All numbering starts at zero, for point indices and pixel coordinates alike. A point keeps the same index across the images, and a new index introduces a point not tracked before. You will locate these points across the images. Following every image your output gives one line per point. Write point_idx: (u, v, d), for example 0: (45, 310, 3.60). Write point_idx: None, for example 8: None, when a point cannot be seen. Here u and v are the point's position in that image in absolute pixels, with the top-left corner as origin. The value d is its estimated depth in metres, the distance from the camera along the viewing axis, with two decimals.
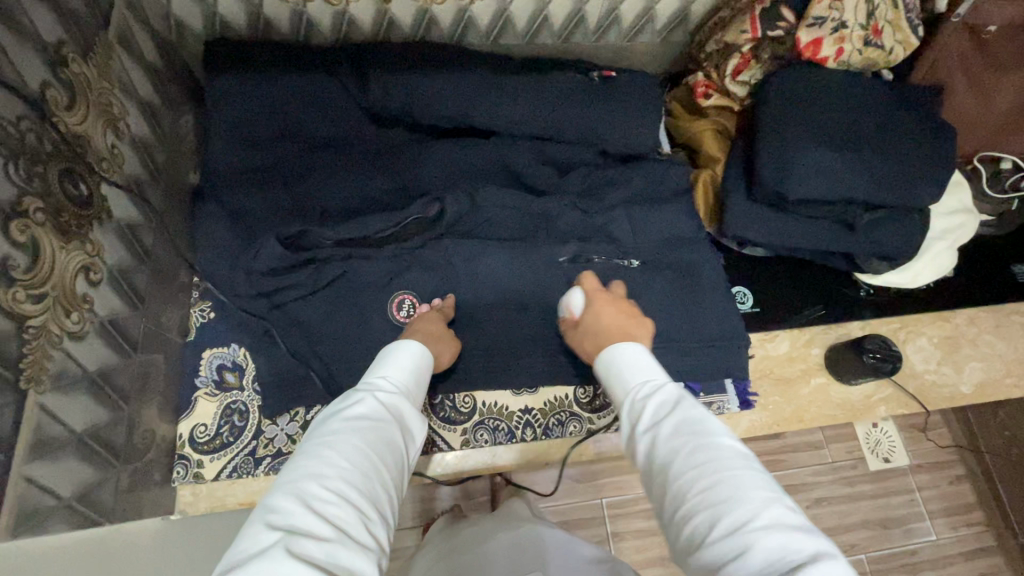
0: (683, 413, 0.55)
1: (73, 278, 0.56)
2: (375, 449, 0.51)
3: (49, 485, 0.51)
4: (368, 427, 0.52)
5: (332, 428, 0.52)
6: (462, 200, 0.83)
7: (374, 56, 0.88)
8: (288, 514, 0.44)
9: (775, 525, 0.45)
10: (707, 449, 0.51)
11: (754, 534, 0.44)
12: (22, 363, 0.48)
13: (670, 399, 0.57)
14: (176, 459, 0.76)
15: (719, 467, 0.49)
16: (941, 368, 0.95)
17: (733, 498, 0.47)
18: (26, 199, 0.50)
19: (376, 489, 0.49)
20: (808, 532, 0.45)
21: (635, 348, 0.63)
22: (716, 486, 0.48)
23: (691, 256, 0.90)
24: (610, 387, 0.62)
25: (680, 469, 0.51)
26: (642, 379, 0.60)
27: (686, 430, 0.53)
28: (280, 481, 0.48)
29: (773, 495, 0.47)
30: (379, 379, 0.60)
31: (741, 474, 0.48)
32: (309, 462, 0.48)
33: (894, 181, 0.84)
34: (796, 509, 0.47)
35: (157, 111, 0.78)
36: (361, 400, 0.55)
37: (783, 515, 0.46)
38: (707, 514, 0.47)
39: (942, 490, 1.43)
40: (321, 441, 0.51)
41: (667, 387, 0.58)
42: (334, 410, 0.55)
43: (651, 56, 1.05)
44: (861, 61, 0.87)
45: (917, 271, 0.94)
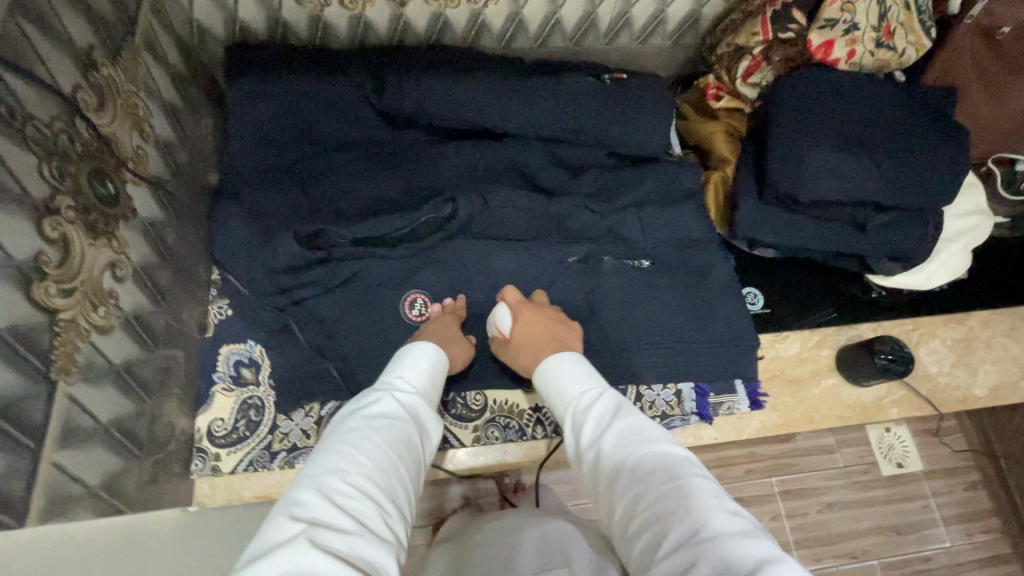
0: (620, 424, 0.56)
1: (101, 274, 0.58)
2: (393, 447, 0.54)
3: (77, 473, 0.53)
4: (385, 427, 0.55)
5: (351, 426, 0.55)
6: (475, 200, 0.84)
7: (390, 60, 0.89)
8: (310, 506, 0.45)
9: (718, 535, 0.45)
10: (648, 461, 0.52)
11: (696, 547, 0.44)
12: (53, 355, 0.50)
13: (607, 409, 0.59)
14: (194, 452, 0.77)
15: (658, 480, 0.50)
16: (954, 371, 0.94)
17: (675, 512, 0.47)
18: (58, 198, 0.52)
19: (394, 487, 0.51)
20: (749, 537, 0.45)
21: (571, 356, 0.67)
22: (660, 500, 0.49)
23: (701, 256, 0.91)
24: (554, 399, 0.65)
25: (623, 484, 0.52)
26: (580, 391, 0.62)
27: (625, 443, 0.54)
28: (299, 477, 0.49)
29: (718, 502, 0.48)
30: (395, 381, 0.63)
31: (679, 484, 0.49)
32: (329, 457, 0.50)
33: (905, 182, 0.84)
34: (742, 514, 0.48)
35: (179, 113, 0.80)
36: (379, 401, 0.58)
37: (728, 523, 0.46)
38: (655, 528, 0.47)
39: (957, 496, 1.41)
40: (341, 439, 0.53)
41: (606, 396, 0.60)
42: (352, 411, 0.57)
43: (662, 58, 1.05)
44: (873, 63, 0.87)
45: (930, 272, 0.94)
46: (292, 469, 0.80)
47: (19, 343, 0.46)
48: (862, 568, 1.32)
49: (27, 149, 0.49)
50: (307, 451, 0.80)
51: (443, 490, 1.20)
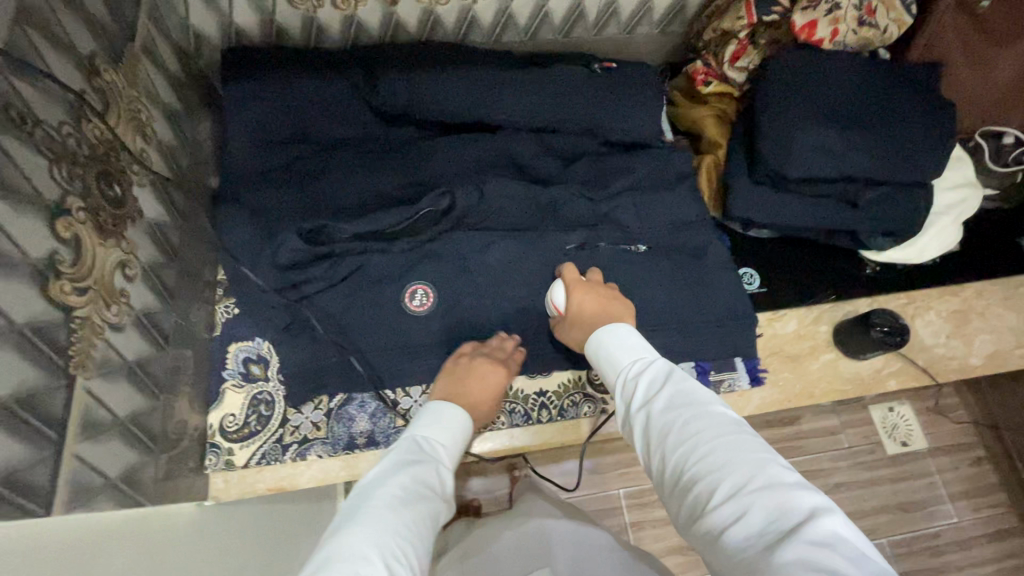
0: (674, 385, 0.57)
1: (111, 274, 0.60)
2: (430, 522, 0.56)
3: (97, 465, 0.55)
4: (429, 498, 0.57)
5: (403, 482, 0.57)
6: (472, 191, 0.86)
7: (383, 58, 0.92)
8: (374, 568, 0.46)
9: (772, 485, 0.46)
10: (701, 418, 0.53)
11: (751, 496, 0.46)
12: (70, 350, 0.52)
13: (661, 374, 0.60)
14: (207, 447, 0.79)
15: (710, 435, 0.51)
16: (950, 341, 0.95)
17: (727, 464, 0.49)
18: (68, 199, 0.54)
19: (423, 562, 0.53)
20: (803, 487, 0.46)
21: (625, 327, 0.69)
22: (712, 453, 0.50)
23: (696, 239, 0.92)
24: (607, 368, 0.66)
25: (673, 443, 0.53)
26: (634, 359, 0.64)
27: (679, 402, 0.55)
28: (354, 527, 0.50)
29: (770, 456, 0.49)
30: (438, 448, 0.65)
31: (733, 439, 0.51)
32: (386, 516, 0.52)
33: (893, 156, 0.85)
34: (794, 468, 0.48)
35: (179, 117, 0.82)
36: (428, 468, 0.60)
37: (782, 474, 0.47)
38: (706, 480, 0.49)
39: (962, 471, 1.42)
40: (395, 496, 0.55)
41: (656, 364, 0.61)
42: (404, 465, 0.59)
43: (650, 47, 1.07)
44: (857, 41, 0.89)
45: (923, 245, 0.95)
46: (303, 461, 0.82)
47: (38, 339, 0.48)
48: None
49: (38, 151, 0.51)
50: (317, 444, 0.82)
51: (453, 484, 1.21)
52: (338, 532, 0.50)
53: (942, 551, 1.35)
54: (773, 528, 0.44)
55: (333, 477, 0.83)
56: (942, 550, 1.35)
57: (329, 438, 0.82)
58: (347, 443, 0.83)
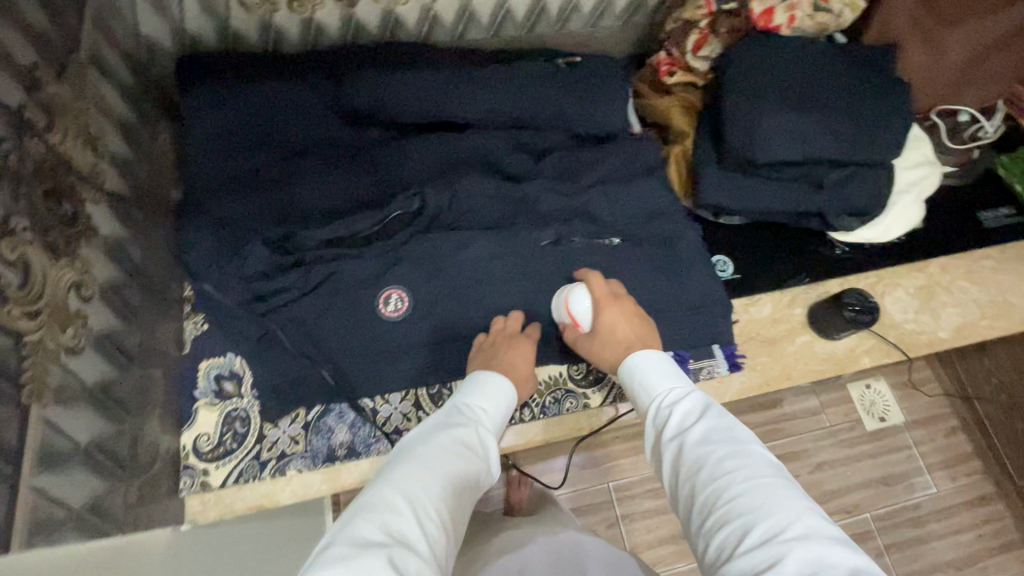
0: (710, 420, 0.58)
1: (66, 295, 0.57)
2: (467, 480, 0.56)
3: (60, 496, 0.52)
4: (467, 457, 0.58)
5: (440, 443, 0.57)
6: (442, 192, 0.85)
7: (346, 60, 0.90)
8: (401, 521, 0.47)
9: (812, 537, 0.46)
10: (737, 458, 0.53)
11: (784, 543, 0.45)
12: (22, 378, 0.49)
13: (697, 408, 0.61)
14: (181, 470, 0.77)
15: (745, 476, 0.51)
16: (920, 317, 0.98)
17: (762, 507, 0.48)
18: (13, 219, 0.51)
19: (456, 517, 0.53)
20: (844, 545, 0.45)
21: (660, 354, 0.69)
22: (747, 495, 0.50)
23: (669, 229, 0.93)
24: (638, 392, 0.67)
25: (706, 478, 0.53)
26: (669, 387, 0.65)
27: (715, 440, 0.56)
28: (387, 481, 0.51)
29: (809, 507, 0.49)
30: (479, 413, 0.65)
31: (770, 483, 0.50)
32: (417, 472, 0.53)
33: (855, 138, 0.87)
34: (834, 524, 0.48)
35: (134, 130, 0.79)
36: (468, 429, 0.61)
37: (821, 528, 0.47)
38: (738, 520, 0.49)
39: (938, 442, 1.46)
40: (430, 454, 0.55)
41: (694, 394, 0.62)
42: (442, 429, 0.60)
43: (614, 40, 1.08)
44: (813, 27, 0.91)
45: (888, 225, 0.98)
46: (283, 477, 0.80)
47: None
48: (855, 522, 1.37)
49: None
50: (297, 458, 0.80)
51: None
52: (372, 486, 0.51)
53: (924, 522, 1.39)
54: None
55: (314, 491, 0.80)
56: (923, 520, 1.39)
57: (309, 451, 0.80)
58: (327, 456, 0.81)
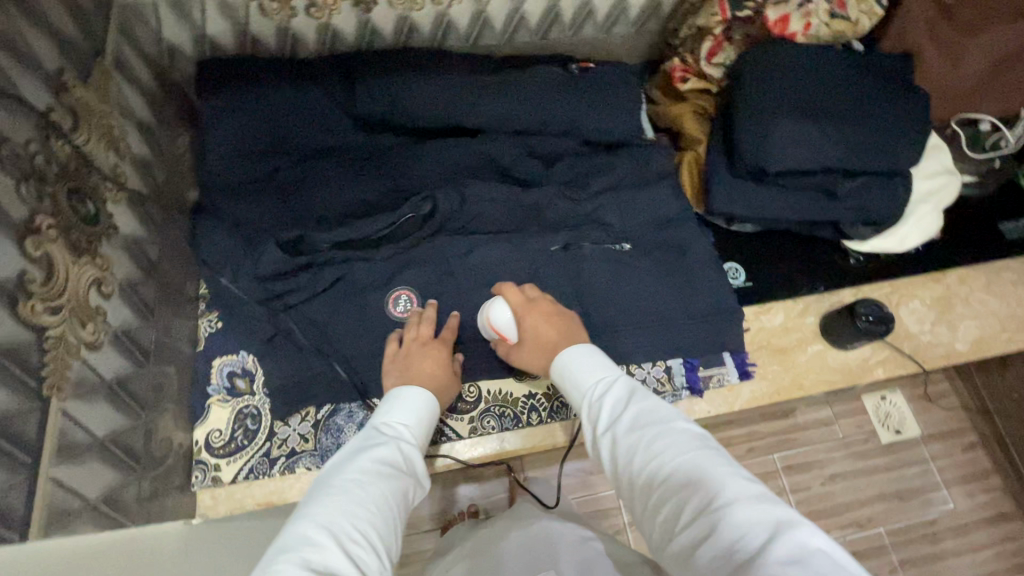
0: (637, 406, 0.57)
1: (86, 292, 0.59)
2: (394, 500, 0.56)
3: (76, 487, 0.54)
4: (391, 476, 0.58)
5: (357, 467, 0.57)
6: (453, 195, 0.86)
7: (362, 64, 0.91)
8: (321, 552, 0.46)
9: (738, 501, 0.46)
10: (665, 437, 0.53)
11: (715, 515, 0.45)
12: (44, 371, 0.51)
13: (623, 395, 0.60)
14: (194, 464, 0.78)
15: (674, 454, 0.51)
16: (936, 328, 0.96)
17: (692, 483, 0.48)
18: (38, 217, 0.53)
19: (389, 539, 0.53)
20: (766, 501, 0.46)
21: (588, 348, 0.68)
22: (677, 473, 0.50)
23: (680, 236, 0.92)
24: (570, 389, 0.66)
25: (637, 465, 0.53)
26: (596, 378, 0.63)
27: (641, 424, 0.55)
28: (307, 514, 0.51)
29: (735, 471, 0.49)
30: (401, 427, 0.66)
31: (695, 456, 0.50)
32: (336, 500, 0.52)
33: (871, 147, 0.86)
34: (759, 481, 0.48)
35: (155, 132, 0.81)
36: (386, 445, 0.61)
37: (747, 489, 0.47)
38: (672, 503, 0.49)
39: (954, 457, 1.43)
40: (348, 480, 0.55)
41: (619, 383, 0.61)
42: (359, 451, 0.59)
43: (627, 47, 1.08)
44: (829, 34, 0.90)
45: (904, 235, 0.96)
46: (292, 474, 0.80)
47: (8, 361, 0.47)
48: (868, 536, 1.34)
49: (4, 170, 0.50)
50: (306, 456, 0.80)
51: (448, 492, 1.21)
52: (291, 523, 0.51)
53: (939, 538, 1.36)
54: (741, 546, 0.43)
55: None
56: (939, 537, 1.36)
57: (317, 450, 0.80)
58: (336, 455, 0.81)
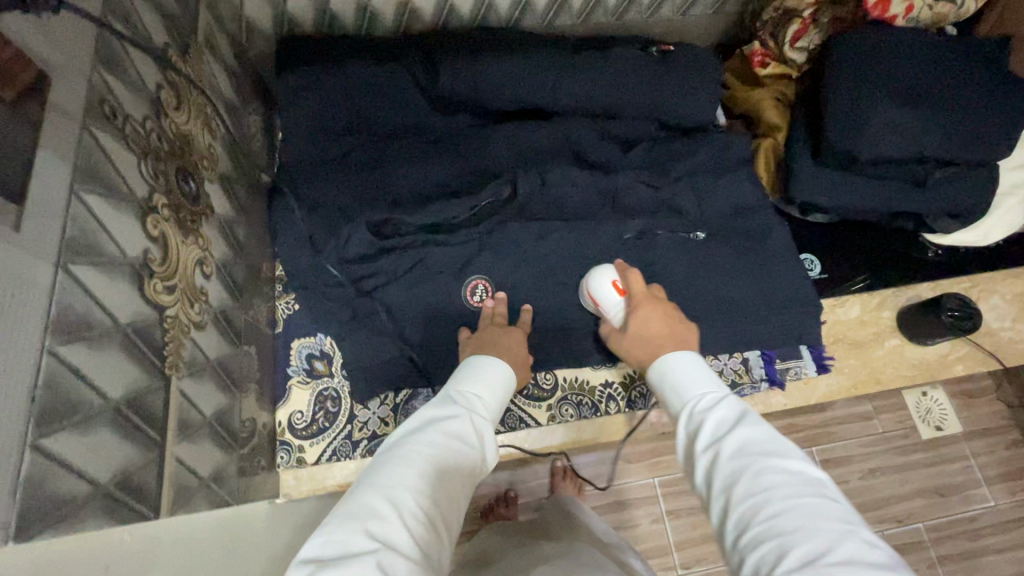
0: (746, 429, 0.53)
1: (192, 273, 0.59)
2: (460, 471, 0.55)
3: (193, 465, 0.54)
4: (458, 448, 0.57)
5: (427, 437, 0.56)
6: (533, 178, 0.85)
7: (439, 45, 0.89)
8: (386, 527, 0.46)
9: (857, 563, 0.41)
10: (778, 475, 0.48)
11: (826, 570, 0.40)
12: (165, 350, 0.51)
13: (732, 415, 0.55)
14: (278, 445, 0.78)
15: (785, 495, 0.46)
16: (1017, 325, 0.93)
17: (802, 530, 0.44)
18: (154, 196, 0.53)
19: (451, 512, 0.53)
20: (893, 573, 0.41)
21: (693, 356, 0.64)
22: (787, 515, 0.45)
23: (758, 225, 0.90)
24: (670, 395, 0.63)
25: (740, 491, 0.48)
26: (701, 391, 0.60)
27: (750, 453, 0.51)
28: (378, 481, 0.50)
29: (855, 532, 0.44)
30: (476, 401, 0.63)
31: (811, 504, 0.45)
32: (404, 471, 0.51)
33: (968, 136, 0.83)
34: (880, 548, 0.43)
35: (236, 111, 0.80)
36: (458, 415, 0.60)
37: (865, 554, 0.42)
38: (777, 541, 0.44)
39: (998, 454, 1.41)
40: (420, 450, 0.54)
41: (729, 402, 0.57)
42: (431, 419, 0.58)
43: (702, 29, 1.03)
44: (930, 18, 0.86)
45: (988, 229, 0.93)
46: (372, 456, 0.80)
47: (139, 339, 0.47)
48: (909, 531, 1.33)
49: (128, 147, 0.49)
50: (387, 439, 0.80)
51: (497, 478, 1.21)
52: (363, 485, 0.51)
53: (979, 535, 1.35)
54: None
55: None
56: (979, 534, 1.35)
57: None
58: None
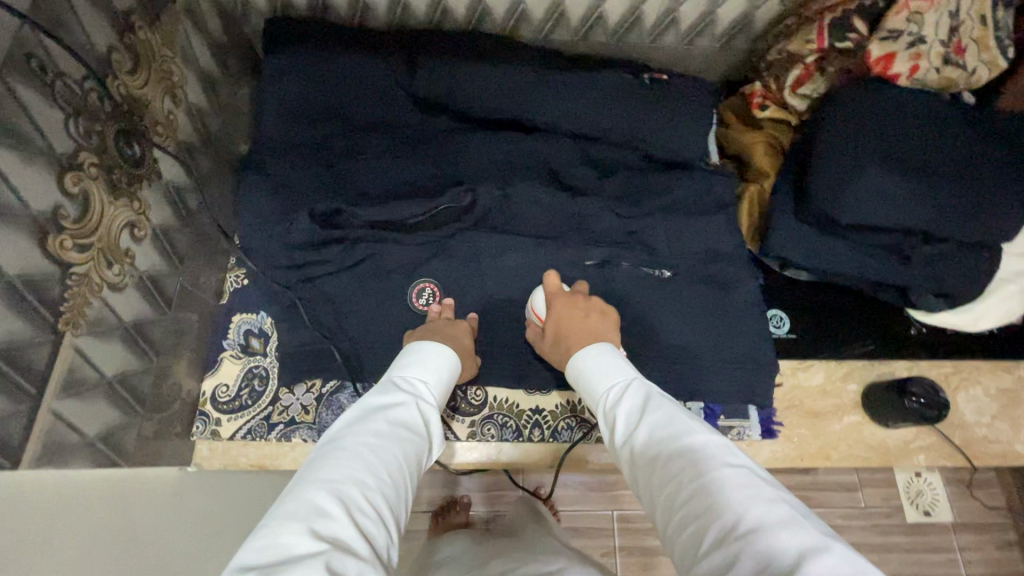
0: (650, 417, 0.55)
1: (118, 233, 0.59)
2: (408, 462, 0.53)
3: (75, 423, 0.54)
4: (406, 440, 0.55)
5: (373, 429, 0.54)
6: (495, 191, 0.82)
7: (425, 45, 0.88)
8: (335, 524, 0.43)
9: (762, 523, 0.42)
10: (685, 456, 0.50)
11: (738, 541, 0.42)
12: (62, 307, 0.52)
13: (638, 402, 0.58)
14: (197, 414, 0.78)
15: (692, 475, 0.48)
16: (995, 423, 0.87)
17: (711, 507, 0.45)
18: (82, 154, 0.54)
19: (399, 507, 0.50)
20: (797, 522, 0.42)
21: (605, 346, 0.67)
22: (698, 493, 0.46)
23: (730, 273, 0.86)
24: (588, 396, 0.65)
25: (658, 477, 0.50)
26: (610, 384, 0.62)
27: (659, 436, 0.53)
28: (319, 477, 0.47)
29: (757, 492, 0.45)
30: (421, 386, 0.63)
31: (719, 475, 0.47)
32: (350, 464, 0.49)
33: (960, 214, 0.77)
34: (783, 502, 0.44)
35: (215, 82, 0.82)
36: (403, 405, 0.58)
37: (770, 511, 0.43)
38: (696, 522, 0.45)
39: (988, 553, 1.23)
40: (364, 442, 0.52)
41: (634, 390, 0.59)
42: (375, 410, 0.57)
43: (707, 62, 1.00)
44: (939, 82, 0.79)
45: (978, 314, 0.86)
46: (288, 442, 0.80)
47: (29, 293, 0.48)
48: None
49: (54, 104, 0.50)
50: (304, 427, 0.80)
51: None
52: (303, 483, 0.47)
53: None
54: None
55: None
56: None
57: (316, 424, 0.80)
58: None
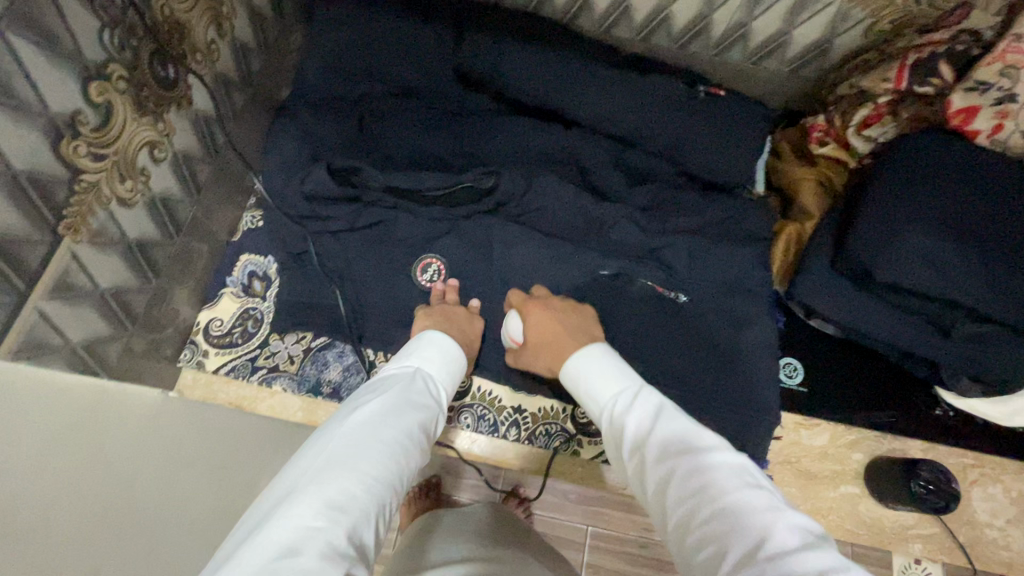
0: (666, 428, 0.49)
1: (136, 151, 0.60)
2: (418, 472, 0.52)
3: (59, 326, 0.55)
4: (426, 448, 0.53)
5: (409, 426, 0.51)
6: (518, 178, 0.79)
7: (479, 20, 0.86)
8: (362, 530, 0.42)
9: (785, 551, 0.38)
10: (702, 472, 0.45)
11: (763, 569, 0.38)
12: (65, 211, 0.52)
13: (648, 409, 0.52)
14: (187, 342, 0.80)
15: (713, 493, 0.43)
16: (1008, 528, 0.80)
17: (734, 528, 0.41)
18: (112, 65, 0.55)
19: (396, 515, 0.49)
20: (817, 548, 0.39)
21: (603, 353, 0.61)
22: (717, 514, 0.42)
23: (750, 310, 0.80)
24: (589, 402, 0.59)
25: (672, 493, 0.46)
26: (616, 391, 0.56)
27: (673, 449, 0.48)
28: (357, 467, 0.44)
29: (779, 516, 0.41)
30: (447, 391, 0.61)
31: (737, 496, 0.42)
32: (386, 462, 0.46)
33: (1017, 297, 0.67)
34: (803, 525, 0.41)
35: (266, 21, 0.82)
36: (434, 409, 0.56)
37: (793, 538, 0.39)
38: (715, 545, 0.41)
39: None
40: (399, 438, 0.49)
41: (644, 397, 0.54)
42: (413, 403, 0.54)
43: (771, 86, 0.94)
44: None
45: (1015, 410, 0.77)
46: (268, 388, 0.82)
47: (33, 190, 0.48)
48: None
49: (91, 12, 0.52)
50: (285, 376, 0.81)
51: None
52: (335, 465, 0.44)
53: None
54: None
55: (287, 414, 0.81)
56: None
57: (298, 375, 0.81)
58: (312, 387, 0.82)
